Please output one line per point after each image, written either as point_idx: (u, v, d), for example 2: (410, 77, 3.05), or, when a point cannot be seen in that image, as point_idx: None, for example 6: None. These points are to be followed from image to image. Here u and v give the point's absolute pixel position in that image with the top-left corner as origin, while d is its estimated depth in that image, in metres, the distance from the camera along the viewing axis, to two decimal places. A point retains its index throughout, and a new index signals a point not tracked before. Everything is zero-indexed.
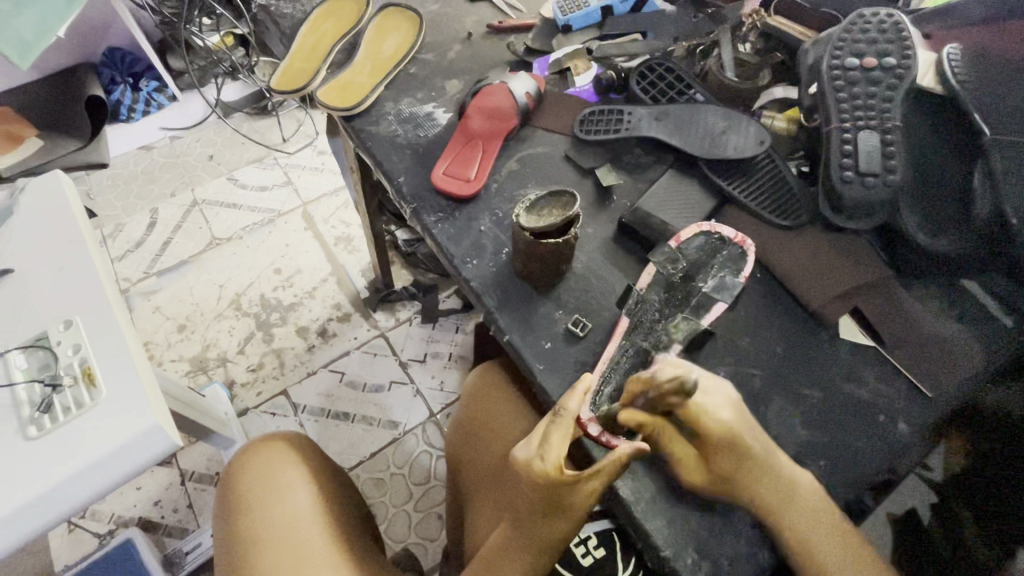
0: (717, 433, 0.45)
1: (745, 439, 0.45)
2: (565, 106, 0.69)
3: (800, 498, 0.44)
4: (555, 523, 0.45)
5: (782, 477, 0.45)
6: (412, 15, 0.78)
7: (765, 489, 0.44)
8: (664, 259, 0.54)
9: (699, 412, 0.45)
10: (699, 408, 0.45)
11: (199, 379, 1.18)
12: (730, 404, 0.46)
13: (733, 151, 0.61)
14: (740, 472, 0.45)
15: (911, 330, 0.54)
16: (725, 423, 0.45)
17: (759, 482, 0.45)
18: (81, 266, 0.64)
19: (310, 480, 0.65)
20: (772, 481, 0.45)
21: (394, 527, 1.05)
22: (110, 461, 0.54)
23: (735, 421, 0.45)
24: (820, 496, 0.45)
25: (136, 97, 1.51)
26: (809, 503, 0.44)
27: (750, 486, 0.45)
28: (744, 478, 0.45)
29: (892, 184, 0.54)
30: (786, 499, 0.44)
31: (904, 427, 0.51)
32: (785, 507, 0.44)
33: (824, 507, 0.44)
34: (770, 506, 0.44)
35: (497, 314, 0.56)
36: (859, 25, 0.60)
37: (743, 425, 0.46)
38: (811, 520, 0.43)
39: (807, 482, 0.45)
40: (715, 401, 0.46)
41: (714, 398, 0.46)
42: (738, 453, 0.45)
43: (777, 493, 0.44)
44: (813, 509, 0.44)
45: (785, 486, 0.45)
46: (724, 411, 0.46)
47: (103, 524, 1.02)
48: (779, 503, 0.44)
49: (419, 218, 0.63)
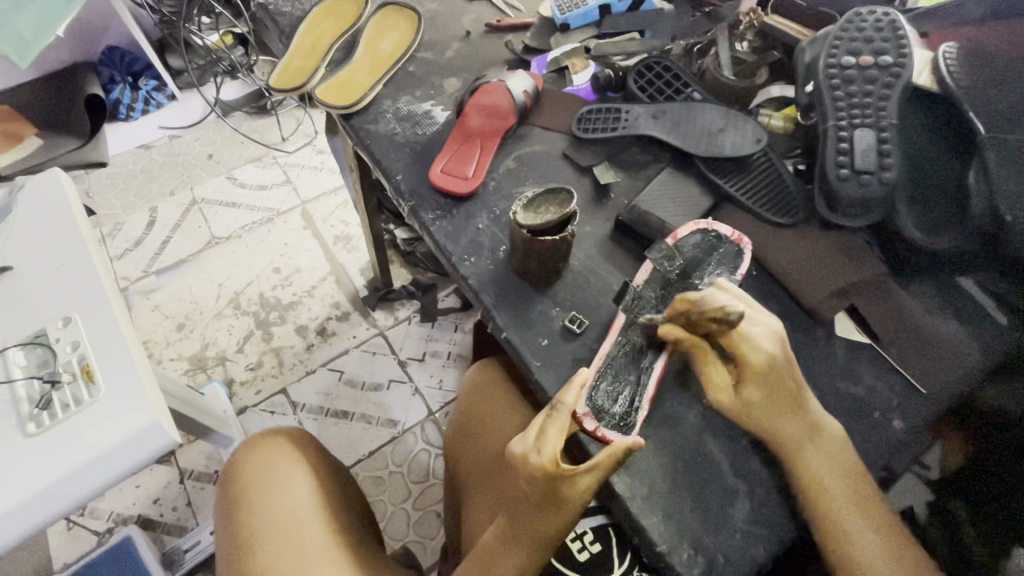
0: (757, 361, 0.46)
1: (786, 372, 0.46)
2: (563, 105, 0.69)
3: (824, 437, 0.46)
4: (553, 518, 0.45)
5: (811, 413, 0.46)
6: (410, 13, 0.78)
7: (791, 422, 0.46)
8: (661, 256, 0.54)
9: (740, 341, 0.46)
10: (743, 336, 0.46)
11: (198, 377, 1.18)
12: (774, 338, 0.47)
13: (730, 149, 0.61)
14: (770, 401, 0.46)
15: (906, 327, 0.54)
16: (769, 354, 0.46)
17: (784, 414, 0.46)
18: (81, 264, 0.65)
19: (310, 475, 0.65)
20: (795, 416, 0.46)
21: (393, 525, 1.05)
22: (110, 457, 0.54)
23: (776, 354, 0.46)
24: (844, 444, 0.46)
25: (135, 96, 1.51)
26: (833, 441, 0.46)
27: (774, 416, 0.46)
28: (773, 407, 0.46)
29: (887, 181, 0.54)
30: (811, 435, 0.46)
31: (899, 424, 0.52)
32: (805, 440, 0.45)
33: (845, 455, 0.46)
34: (790, 437, 0.46)
35: (494, 311, 0.56)
36: (855, 24, 0.60)
37: (783, 357, 0.46)
38: (829, 459, 0.45)
39: (839, 434, 0.46)
40: (759, 331, 0.47)
41: (760, 330, 0.47)
42: (773, 382, 0.46)
43: (802, 428, 0.46)
44: (840, 455, 0.46)
45: (808, 424, 0.46)
46: (768, 342, 0.46)
47: (102, 522, 1.02)
48: (801, 437, 0.45)
49: (417, 216, 0.63)
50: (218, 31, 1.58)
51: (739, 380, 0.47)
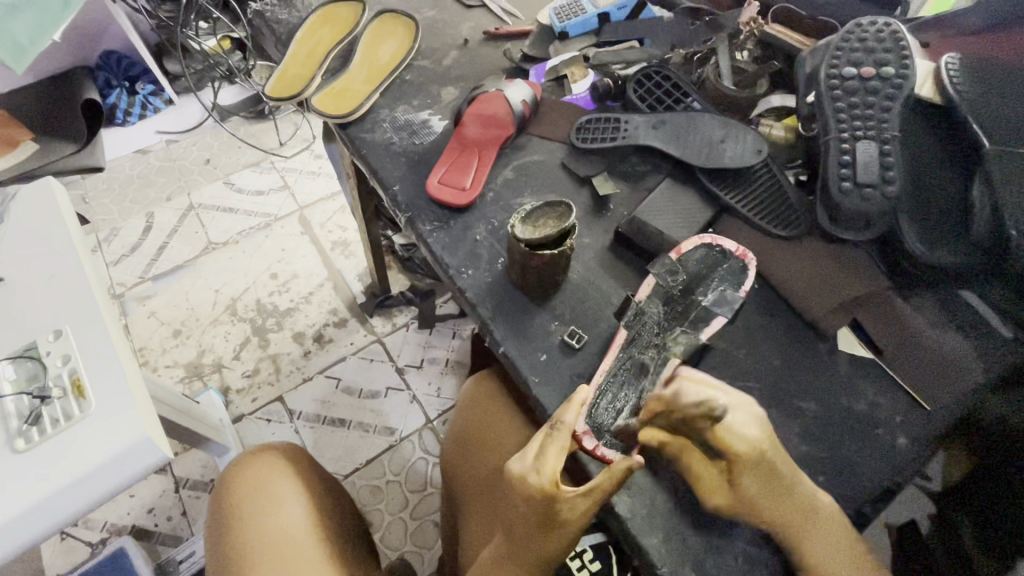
0: (745, 455, 0.41)
1: (772, 460, 0.42)
2: (562, 115, 0.68)
3: (819, 518, 0.43)
4: (552, 542, 0.44)
5: (803, 495, 0.43)
6: (409, 21, 0.77)
7: (789, 511, 0.42)
8: (664, 270, 0.53)
9: (726, 436, 0.42)
10: (726, 433, 0.42)
11: (194, 385, 1.17)
12: (757, 422, 0.43)
13: (731, 159, 0.60)
14: (763, 495, 0.42)
15: (910, 341, 0.53)
16: (754, 444, 0.42)
17: (780, 505, 0.42)
18: (73, 276, 0.64)
19: (304, 492, 0.64)
20: (792, 500, 0.42)
21: (390, 535, 1.04)
22: (99, 474, 0.53)
23: (763, 442, 0.42)
24: (843, 521, 0.43)
25: (132, 101, 1.49)
26: (831, 527, 0.42)
27: (776, 509, 0.42)
28: (769, 501, 0.42)
29: (890, 195, 0.54)
30: (809, 517, 0.43)
31: (903, 441, 0.51)
32: (806, 530, 0.42)
33: (842, 532, 0.42)
34: (792, 531, 0.42)
35: (492, 324, 0.56)
36: (857, 34, 0.60)
37: (770, 445, 0.42)
38: (832, 544, 0.42)
39: (830, 505, 0.43)
40: (741, 419, 0.42)
41: (742, 418, 0.42)
42: (765, 472, 0.42)
43: (799, 512, 0.42)
44: (833, 538, 0.42)
45: (804, 505, 0.43)
46: (752, 432, 0.42)
47: (96, 533, 1.01)
48: (800, 524, 0.42)
49: (414, 226, 0.62)
50: (216, 36, 1.54)
51: (730, 474, 0.43)
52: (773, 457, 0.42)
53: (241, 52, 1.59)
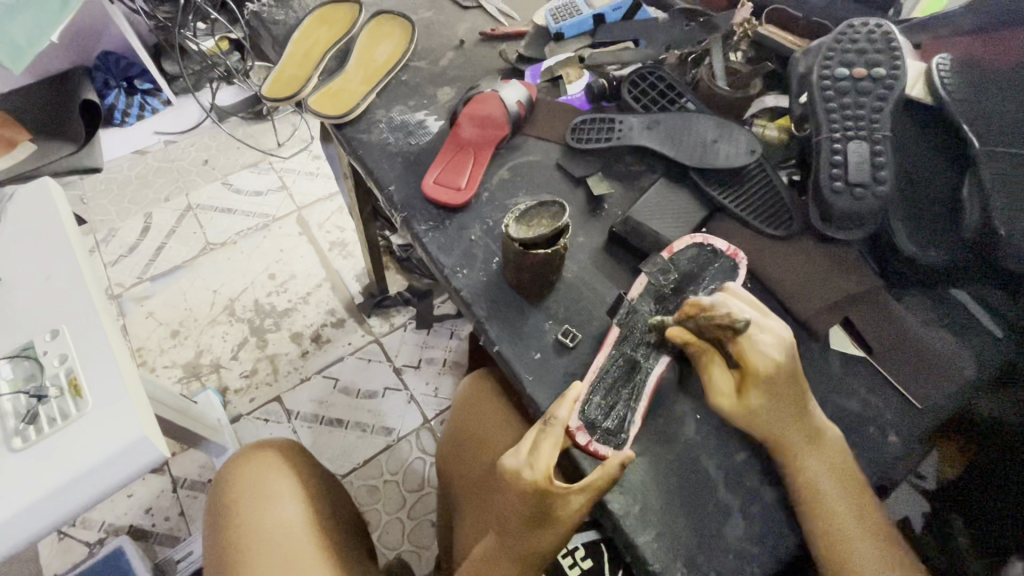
0: (762, 368, 0.45)
1: (787, 382, 0.45)
2: (557, 116, 0.69)
3: (823, 441, 0.46)
4: (544, 537, 0.44)
5: (812, 421, 0.46)
6: (405, 22, 0.78)
7: (793, 429, 0.45)
8: (656, 268, 0.54)
9: (748, 347, 0.46)
10: (749, 346, 0.46)
11: (192, 385, 1.17)
12: (782, 346, 0.46)
13: (724, 160, 0.61)
14: (768, 410, 0.46)
15: (902, 340, 0.53)
16: (772, 363, 0.45)
17: (785, 421, 0.45)
18: (69, 275, 0.64)
19: (301, 490, 0.64)
20: (798, 422, 0.46)
21: (388, 535, 1.04)
22: (96, 472, 0.54)
23: (783, 363, 0.45)
24: (842, 449, 0.46)
25: (130, 102, 1.51)
26: (831, 452, 0.46)
27: (779, 425, 0.45)
28: (776, 416, 0.45)
29: (880, 195, 0.54)
30: (811, 441, 0.46)
31: (895, 439, 0.51)
32: (805, 447, 0.45)
33: (842, 458, 0.46)
34: (789, 448, 0.45)
35: (486, 323, 0.56)
36: (849, 35, 0.60)
37: (788, 369, 0.45)
38: (827, 466, 0.45)
39: (835, 436, 0.47)
40: (767, 339, 0.46)
41: (767, 338, 0.46)
42: (776, 391, 0.45)
43: (803, 433, 0.46)
44: (834, 463, 0.45)
45: (810, 430, 0.46)
46: (775, 351, 0.45)
47: (94, 532, 1.01)
48: (801, 443, 0.45)
49: (409, 226, 0.63)
50: (213, 37, 1.55)
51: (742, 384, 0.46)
52: (789, 377, 0.45)
53: (238, 53, 1.60)
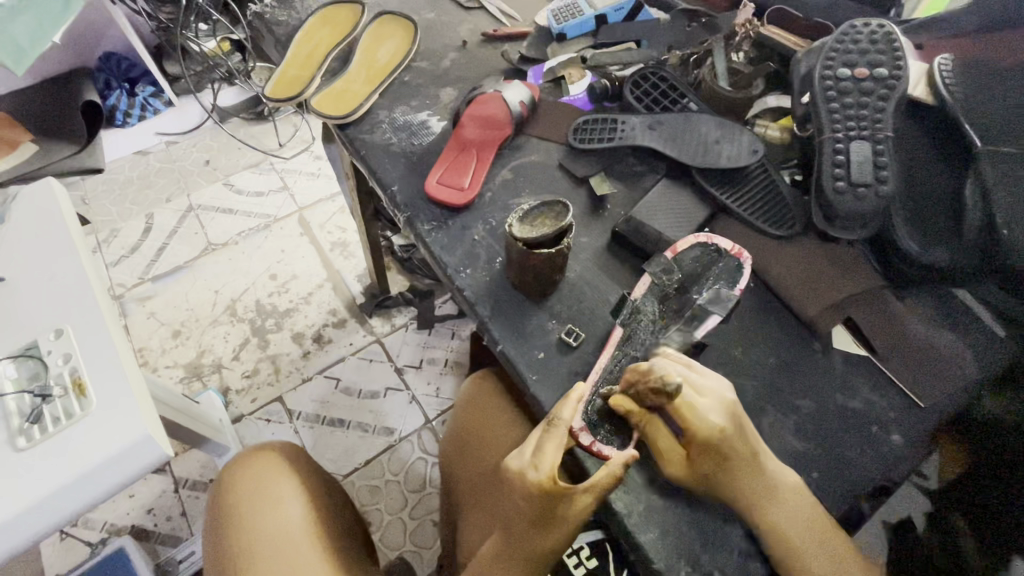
0: (704, 434, 0.44)
1: (733, 444, 0.44)
2: (560, 116, 0.69)
3: (784, 493, 0.44)
4: (549, 537, 0.44)
5: (768, 477, 0.45)
6: (407, 23, 0.78)
7: (751, 491, 0.44)
8: (660, 269, 0.54)
9: (687, 413, 0.45)
10: (688, 411, 0.45)
11: (194, 385, 1.18)
12: (723, 408, 0.45)
13: (727, 160, 0.61)
14: (719, 475, 0.44)
15: (904, 341, 0.54)
16: (713, 428, 0.44)
17: (740, 483, 0.44)
18: (73, 275, 0.64)
19: (303, 490, 0.65)
20: (755, 482, 0.44)
21: (389, 535, 1.04)
22: (101, 472, 0.54)
23: (725, 427, 0.44)
24: (807, 495, 0.45)
25: (132, 102, 1.49)
26: (796, 504, 0.44)
27: (734, 488, 0.44)
28: (728, 479, 0.44)
29: (883, 195, 0.54)
30: (771, 497, 0.44)
31: (897, 438, 0.51)
32: (771, 508, 0.44)
33: (810, 509, 0.44)
34: (754, 510, 0.44)
35: (490, 323, 0.56)
36: (850, 35, 0.60)
37: (733, 431, 0.44)
38: (797, 521, 0.43)
39: (794, 483, 0.45)
40: (706, 403, 0.45)
41: (706, 402, 0.45)
42: (723, 456, 0.44)
43: (761, 488, 0.44)
44: (801, 515, 0.44)
45: (769, 487, 0.44)
46: (714, 415, 0.44)
47: (96, 532, 1.02)
48: (760, 503, 0.44)
49: (413, 226, 0.63)
50: (215, 37, 1.53)
51: (689, 450, 0.45)
52: (734, 440, 0.44)
53: (240, 54, 1.59)
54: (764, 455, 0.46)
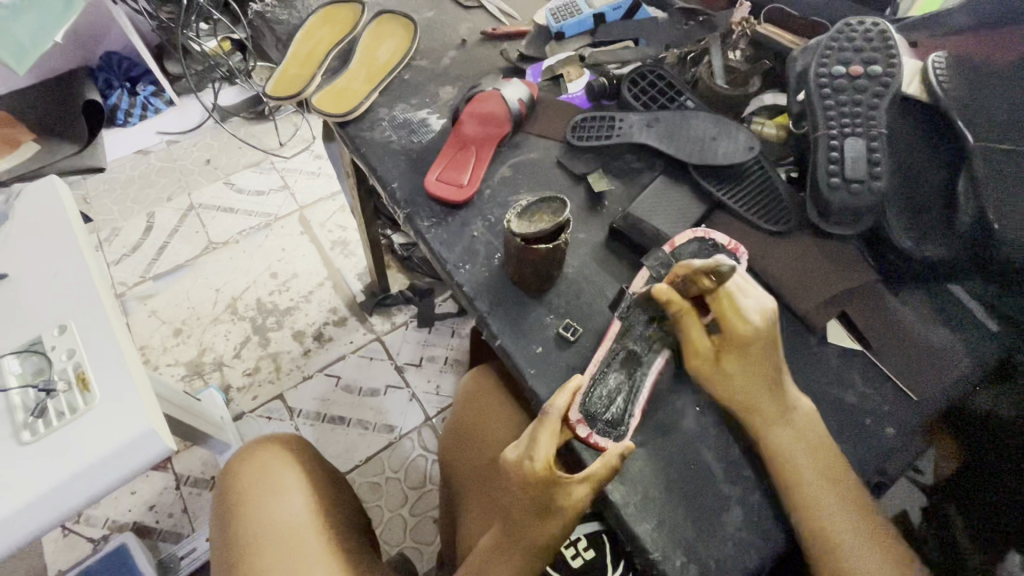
0: (741, 329, 0.49)
1: (763, 345, 0.49)
2: (558, 114, 0.70)
3: (797, 417, 0.48)
4: (546, 527, 0.45)
5: (783, 391, 0.48)
6: (406, 21, 0.79)
7: (766, 398, 0.48)
8: (658, 263, 0.55)
9: (729, 307, 0.49)
10: (733, 306, 0.49)
11: (195, 383, 1.18)
12: (763, 312, 0.49)
13: (723, 157, 0.61)
14: (743, 374, 0.49)
15: (898, 336, 0.54)
16: (752, 323, 0.48)
17: (755, 386, 0.49)
18: (76, 272, 0.65)
19: (306, 483, 0.65)
20: (771, 392, 0.48)
21: (390, 531, 1.05)
22: (103, 465, 0.54)
23: (761, 328, 0.49)
24: (815, 422, 0.48)
25: (134, 102, 1.49)
26: (803, 426, 0.48)
27: (750, 386, 0.49)
28: (748, 378, 0.49)
29: (876, 190, 0.55)
30: (781, 412, 0.48)
31: (891, 431, 0.52)
32: (779, 415, 0.48)
33: (817, 436, 0.47)
34: (761, 414, 0.48)
35: (489, 317, 0.57)
36: (845, 33, 0.61)
37: (765, 333, 0.49)
38: (803, 444, 0.47)
39: (808, 409, 0.49)
40: (748, 304, 0.49)
41: (749, 303, 0.49)
42: (751, 353, 0.49)
43: (773, 400, 0.48)
44: (810, 435, 0.47)
45: (782, 402, 0.48)
46: (756, 314, 0.49)
47: (98, 529, 1.02)
48: (771, 411, 0.48)
49: (413, 223, 0.63)
50: (216, 37, 1.55)
51: (721, 348, 0.50)
52: (765, 342, 0.49)
53: (241, 53, 1.61)
54: (784, 374, 0.49)
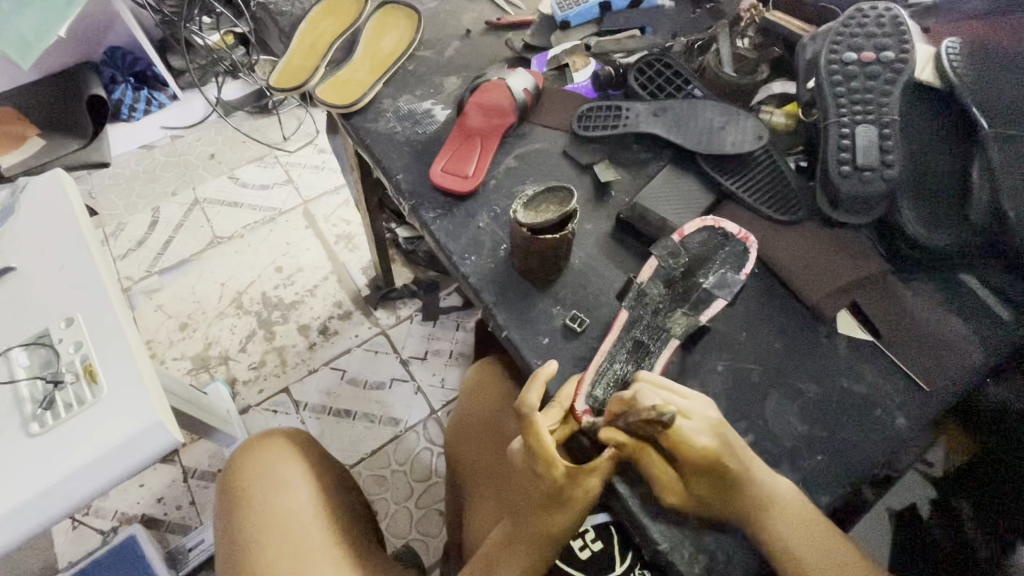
0: (699, 458, 0.43)
1: (725, 465, 0.43)
2: (563, 103, 0.69)
3: (781, 506, 0.44)
4: (554, 518, 0.45)
5: (762, 487, 0.44)
6: (410, 12, 0.78)
7: (748, 503, 0.44)
8: (666, 253, 0.53)
9: (678, 441, 0.43)
10: (681, 437, 0.42)
11: (202, 376, 1.19)
12: (711, 428, 0.44)
13: (730, 146, 0.61)
14: (718, 492, 0.44)
15: (909, 325, 0.54)
16: (705, 450, 0.42)
17: (738, 497, 0.44)
18: (84, 264, 0.65)
19: (310, 476, 0.65)
20: (749, 494, 0.44)
21: (396, 524, 1.05)
22: (112, 457, 0.54)
23: (716, 448, 0.43)
24: (801, 499, 0.45)
25: (137, 97, 1.52)
26: (793, 511, 0.44)
27: (729, 498, 0.44)
28: (723, 495, 0.44)
29: (890, 177, 0.54)
30: (764, 507, 0.44)
31: (902, 421, 0.51)
32: (764, 511, 0.43)
33: (809, 512, 0.44)
34: (749, 516, 0.44)
35: (495, 309, 0.56)
36: (857, 19, 0.60)
37: (725, 452, 0.43)
38: (799, 528, 0.43)
39: (788, 489, 0.45)
40: (694, 425, 0.43)
41: (695, 424, 0.43)
42: (716, 475, 0.43)
43: (755, 503, 0.44)
44: (798, 519, 0.43)
45: (763, 498, 0.44)
46: (706, 437, 0.43)
47: (107, 521, 1.03)
48: (759, 514, 0.43)
49: (418, 215, 0.63)
50: (218, 31, 1.57)
51: (684, 473, 0.44)
52: (725, 460, 0.43)
53: (244, 47, 1.61)
54: (757, 469, 0.45)
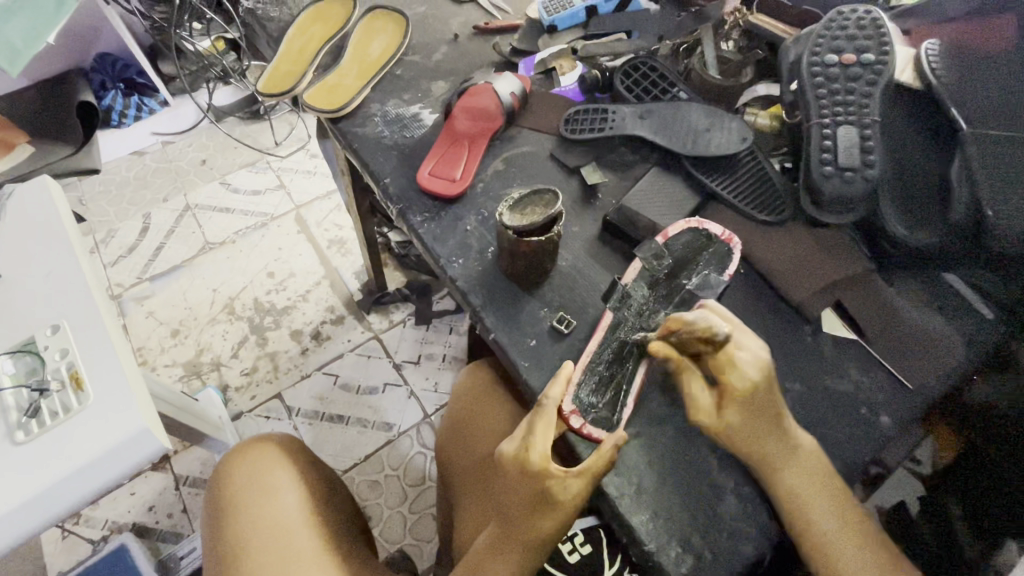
0: (739, 386, 0.45)
1: (766, 400, 0.45)
2: (551, 106, 0.69)
3: (803, 458, 0.45)
4: (543, 522, 0.45)
5: (789, 432, 0.45)
6: (397, 16, 0.78)
7: (772, 446, 0.45)
8: (650, 254, 0.53)
9: (724, 364, 0.45)
10: (728, 361, 0.45)
11: (193, 383, 1.18)
12: (760, 366, 0.45)
13: (715, 148, 0.61)
14: (748, 427, 0.45)
15: (895, 324, 0.54)
16: (750, 380, 0.45)
17: (767, 438, 0.45)
18: (69, 270, 0.64)
19: (300, 481, 0.65)
20: (778, 437, 0.45)
21: (390, 529, 1.05)
22: (97, 465, 0.54)
23: (759, 382, 0.45)
24: (821, 458, 0.46)
25: (127, 103, 1.51)
26: (809, 466, 0.45)
27: (757, 435, 0.45)
28: (751, 432, 0.45)
29: (870, 178, 0.55)
30: (788, 453, 0.45)
31: (886, 419, 0.52)
32: (785, 456, 0.45)
33: (824, 472, 0.45)
34: (768, 459, 0.45)
35: (482, 312, 0.57)
36: (838, 22, 0.60)
37: (765, 390, 0.45)
38: (812, 481, 0.44)
39: (813, 449, 0.46)
40: (744, 356, 0.45)
41: (745, 356, 0.45)
42: (751, 407, 0.45)
43: (782, 447, 0.45)
44: (813, 474, 0.45)
45: (792, 444, 0.45)
46: (752, 369, 0.45)
47: (97, 530, 1.02)
48: (780, 458, 0.45)
49: (405, 219, 0.63)
50: (209, 36, 1.56)
51: (720, 402, 0.46)
52: (766, 396, 0.45)
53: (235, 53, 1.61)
54: (789, 418, 0.46)
